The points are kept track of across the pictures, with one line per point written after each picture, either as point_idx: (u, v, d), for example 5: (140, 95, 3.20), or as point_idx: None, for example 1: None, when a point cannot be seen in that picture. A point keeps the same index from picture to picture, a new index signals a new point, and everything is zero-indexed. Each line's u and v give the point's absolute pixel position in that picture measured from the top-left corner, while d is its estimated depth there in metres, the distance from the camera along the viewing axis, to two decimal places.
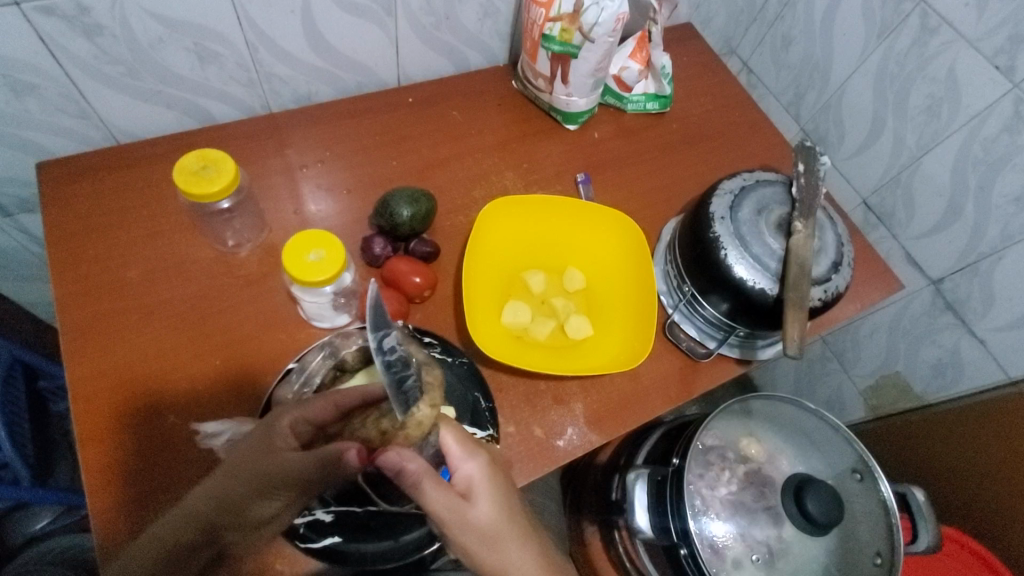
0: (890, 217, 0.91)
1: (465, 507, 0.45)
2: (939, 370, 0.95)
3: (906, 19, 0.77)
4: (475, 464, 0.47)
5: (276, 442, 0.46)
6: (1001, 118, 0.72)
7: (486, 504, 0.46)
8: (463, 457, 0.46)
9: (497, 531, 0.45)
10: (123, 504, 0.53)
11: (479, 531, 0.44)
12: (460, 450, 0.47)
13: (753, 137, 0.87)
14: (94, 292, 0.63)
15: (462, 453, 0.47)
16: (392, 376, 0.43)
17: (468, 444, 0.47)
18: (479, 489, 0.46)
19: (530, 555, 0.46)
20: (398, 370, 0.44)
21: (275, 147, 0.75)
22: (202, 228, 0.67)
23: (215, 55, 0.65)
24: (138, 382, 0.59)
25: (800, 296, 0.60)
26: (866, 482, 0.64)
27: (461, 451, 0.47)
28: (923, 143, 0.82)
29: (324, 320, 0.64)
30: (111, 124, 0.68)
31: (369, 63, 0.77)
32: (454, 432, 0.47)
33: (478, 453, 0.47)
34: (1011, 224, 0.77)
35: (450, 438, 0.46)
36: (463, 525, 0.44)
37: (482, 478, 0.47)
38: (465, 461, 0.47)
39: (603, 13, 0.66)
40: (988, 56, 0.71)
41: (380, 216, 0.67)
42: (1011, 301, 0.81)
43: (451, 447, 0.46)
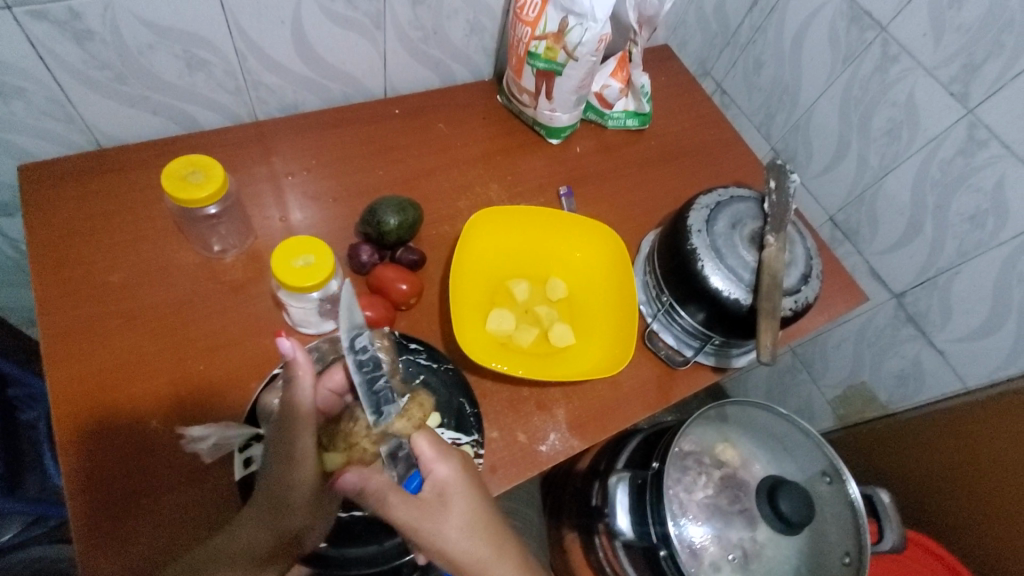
0: (855, 234, 0.96)
1: (441, 509, 0.47)
2: (902, 380, 0.99)
3: (868, 48, 0.82)
4: (447, 466, 0.49)
5: (296, 430, 0.48)
6: (956, 141, 0.77)
7: (462, 505, 0.48)
8: (435, 461, 0.48)
9: (473, 529, 0.47)
10: (106, 508, 0.53)
11: (454, 531, 0.47)
12: (432, 453, 0.49)
13: (728, 155, 0.91)
14: (74, 296, 0.62)
15: (434, 457, 0.49)
16: (363, 375, 0.50)
17: (439, 446, 0.49)
18: (452, 491, 0.48)
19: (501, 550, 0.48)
20: (370, 371, 0.51)
21: (261, 155, 0.75)
22: (188, 234, 0.67)
23: (204, 63, 0.66)
24: (121, 386, 0.59)
25: (772, 305, 0.63)
26: (834, 484, 0.66)
27: (434, 454, 0.49)
28: (885, 163, 0.87)
29: (308, 326, 0.64)
30: (96, 128, 0.67)
31: (357, 74, 0.78)
32: (426, 436, 0.49)
33: (450, 456, 0.49)
34: (966, 240, 0.81)
35: (421, 442, 0.49)
36: (435, 527, 0.47)
37: (455, 479, 0.49)
38: (438, 464, 0.49)
39: (587, 33, 0.69)
40: (944, 84, 0.76)
41: (367, 224, 0.68)
42: (967, 313, 0.85)
43: (423, 451, 0.49)
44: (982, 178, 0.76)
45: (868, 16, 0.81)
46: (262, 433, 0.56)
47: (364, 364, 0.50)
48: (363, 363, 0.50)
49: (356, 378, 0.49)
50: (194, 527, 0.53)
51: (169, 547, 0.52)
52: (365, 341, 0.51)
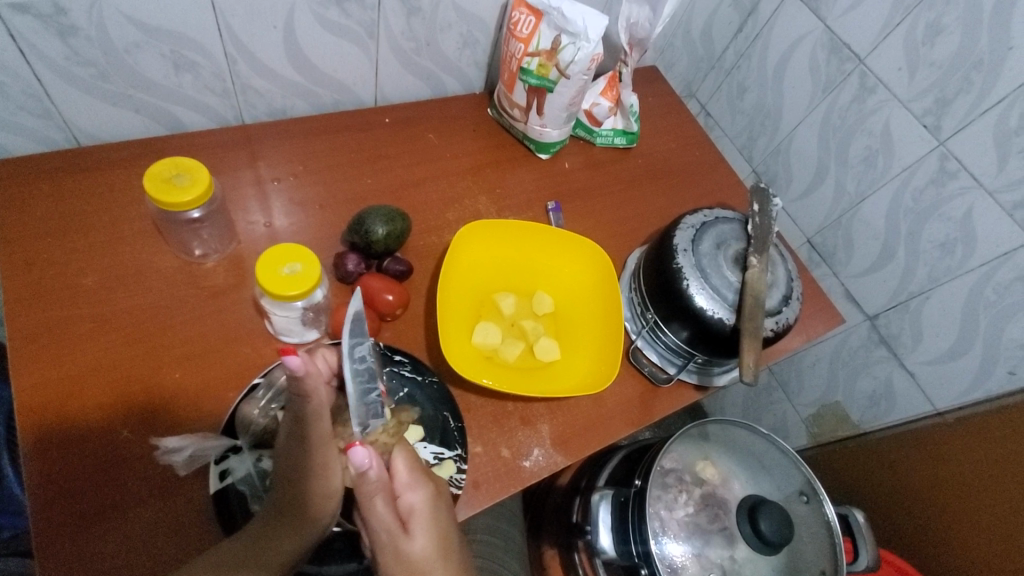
0: (831, 256, 0.99)
1: (400, 535, 0.45)
2: (874, 401, 1.01)
3: (847, 78, 0.85)
4: (419, 495, 0.47)
5: (313, 436, 0.49)
6: (928, 171, 0.80)
7: (422, 539, 0.46)
8: (409, 487, 0.47)
9: (429, 567, 0.45)
10: (70, 521, 0.50)
11: (406, 561, 0.45)
12: (407, 479, 0.47)
13: (712, 176, 0.93)
14: (45, 298, 0.60)
15: (409, 481, 0.47)
16: (357, 384, 0.51)
17: (415, 473, 0.47)
18: (416, 522, 0.46)
19: None
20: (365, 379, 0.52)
21: (246, 159, 0.74)
22: (168, 237, 0.66)
23: (191, 64, 0.64)
24: (93, 392, 0.56)
25: (755, 325, 0.64)
26: (811, 503, 0.67)
27: (409, 479, 0.47)
28: (861, 189, 0.90)
29: (291, 335, 0.63)
30: (75, 125, 0.65)
31: (348, 82, 0.78)
32: (404, 458, 0.47)
33: (426, 485, 0.47)
34: (937, 266, 0.84)
35: (399, 463, 0.47)
36: (393, 549, 0.45)
37: (424, 512, 0.46)
38: (409, 492, 0.47)
39: (579, 52, 0.70)
40: (918, 116, 0.79)
41: (355, 233, 0.67)
42: (937, 337, 0.88)
43: (399, 473, 0.47)
44: (951, 208, 0.79)
45: (847, 48, 0.84)
46: (240, 444, 0.55)
47: (359, 373, 0.51)
48: (360, 371, 0.52)
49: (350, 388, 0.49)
50: (164, 541, 0.51)
51: (137, 562, 0.50)
52: (363, 350, 0.52)
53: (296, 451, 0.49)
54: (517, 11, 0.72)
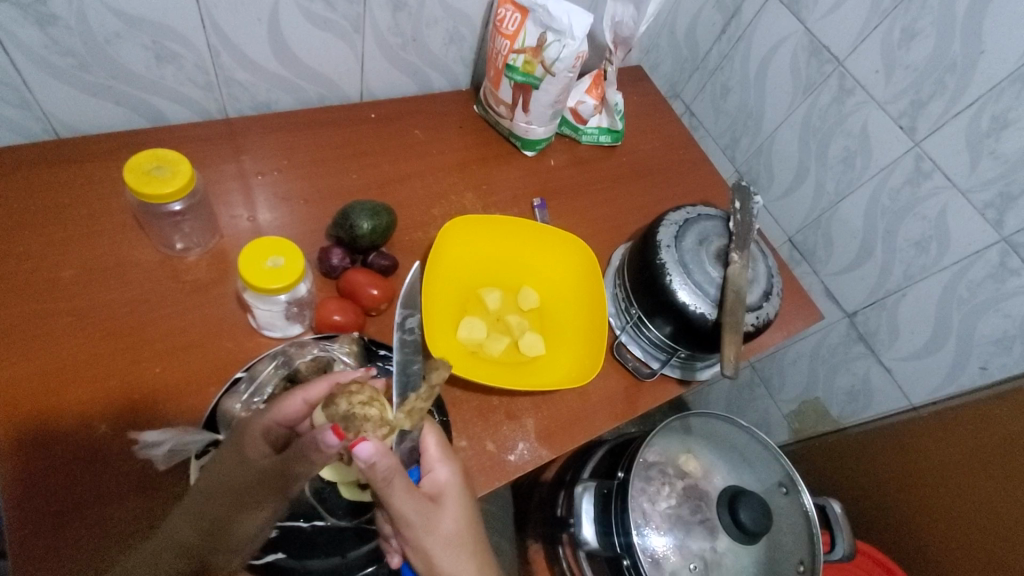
0: (811, 254, 1.01)
1: (435, 510, 0.47)
2: (853, 397, 1.04)
3: (827, 80, 0.87)
4: (448, 470, 0.50)
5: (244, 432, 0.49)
6: (904, 171, 0.82)
7: (456, 508, 0.49)
8: (441, 461, 0.50)
9: (461, 537, 0.48)
10: (46, 517, 0.50)
11: (442, 536, 0.46)
12: (438, 454, 0.51)
13: (695, 174, 0.94)
14: (21, 291, 0.59)
15: (439, 457, 0.51)
16: (403, 354, 0.55)
17: (444, 449, 0.51)
18: (448, 496, 0.49)
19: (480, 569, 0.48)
20: (409, 352, 0.56)
21: (229, 152, 0.73)
22: (149, 230, 0.65)
23: (174, 55, 0.64)
24: (71, 387, 0.56)
25: (735, 320, 0.65)
26: (790, 495, 0.68)
27: (441, 454, 0.51)
28: (840, 189, 0.92)
29: (274, 330, 0.63)
30: (54, 117, 0.64)
31: (333, 76, 0.77)
32: (434, 435, 0.51)
33: (453, 462, 0.51)
34: (912, 265, 0.86)
35: (430, 439, 0.51)
36: (429, 524, 0.46)
37: (453, 485, 0.50)
38: (439, 466, 0.50)
39: (565, 50, 0.71)
40: (895, 117, 0.81)
41: (339, 227, 0.67)
42: (912, 334, 0.90)
43: (430, 448, 0.51)
44: (926, 208, 0.81)
45: (827, 50, 0.86)
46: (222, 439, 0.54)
47: (406, 345, 0.56)
48: (407, 344, 0.56)
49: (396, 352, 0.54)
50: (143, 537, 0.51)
51: (115, 559, 0.49)
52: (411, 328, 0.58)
53: (232, 499, 0.45)
54: (503, 7, 0.72)
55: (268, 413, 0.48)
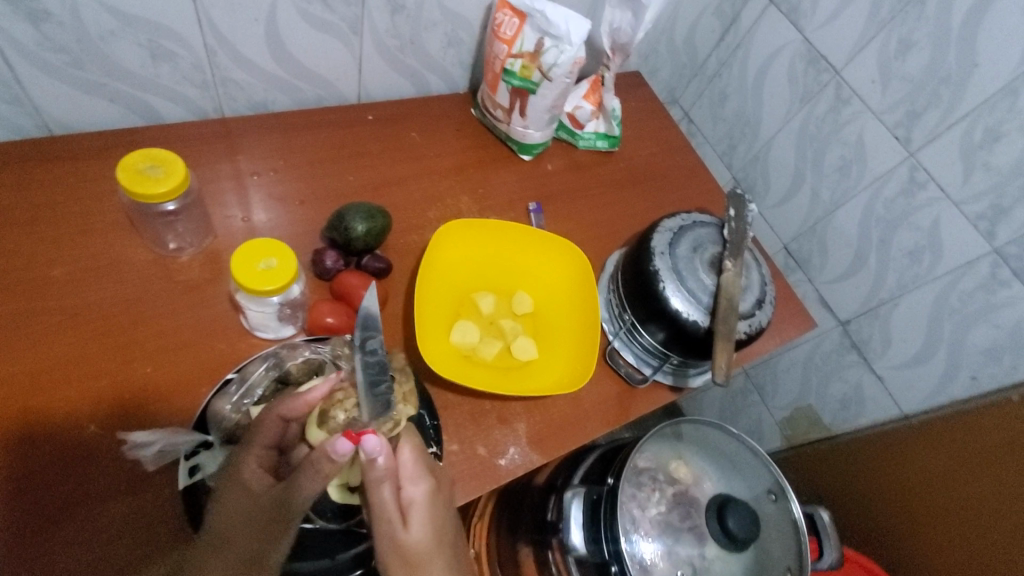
0: (806, 262, 1.01)
1: (395, 526, 0.46)
2: (845, 404, 1.04)
3: (824, 89, 0.88)
4: (421, 488, 0.48)
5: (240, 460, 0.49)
6: (899, 182, 0.83)
7: (419, 530, 0.47)
8: (412, 479, 0.48)
9: (420, 559, 0.46)
10: (29, 517, 0.49)
11: (397, 556, 0.46)
12: (411, 470, 0.48)
13: (691, 181, 0.94)
14: (10, 289, 0.59)
15: (413, 475, 0.48)
16: (366, 375, 0.50)
17: (419, 466, 0.48)
18: (415, 514, 0.47)
19: None
20: (375, 372, 0.51)
21: (225, 153, 0.73)
22: (141, 229, 0.65)
23: (170, 54, 0.64)
24: (59, 386, 0.55)
25: (727, 328, 0.66)
26: (779, 502, 0.69)
27: (414, 472, 0.48)
28: (835, 198, 0.92)
29: (267, 331, 0.62)
30: (47, 114, 0.64)
31: (331, 77, 0.77)
32: (411, 450, 0.48)
33: (428, 482, 0.48)
34: (905, 274, 0.87)
35: (406, 453, 0.48)
36: (387, 538, 0.46)
37: (422, 506, 0.47)
38: (412, 483, 0.48)
39: (562, 56, 0.71)
40: (890, 127, 0.81)
41: (334, 229, 0.67)
42: (905, 342, 0.90)
43: (404, 463, 0.48)
44: (920, 218, 0.82)
45: (824, 59, 0.86)
46: (211, 440, 0.54)
47: (370, 365, 0.51)
48: (369, 364, 0.51)
49: (357, 376, 0.50)
50: (130, 539, 0.51)
51: (100, 560, 0.49)
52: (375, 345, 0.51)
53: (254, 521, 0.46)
54: (501, 12, 0.72)
55: (252, 439, 0.50)
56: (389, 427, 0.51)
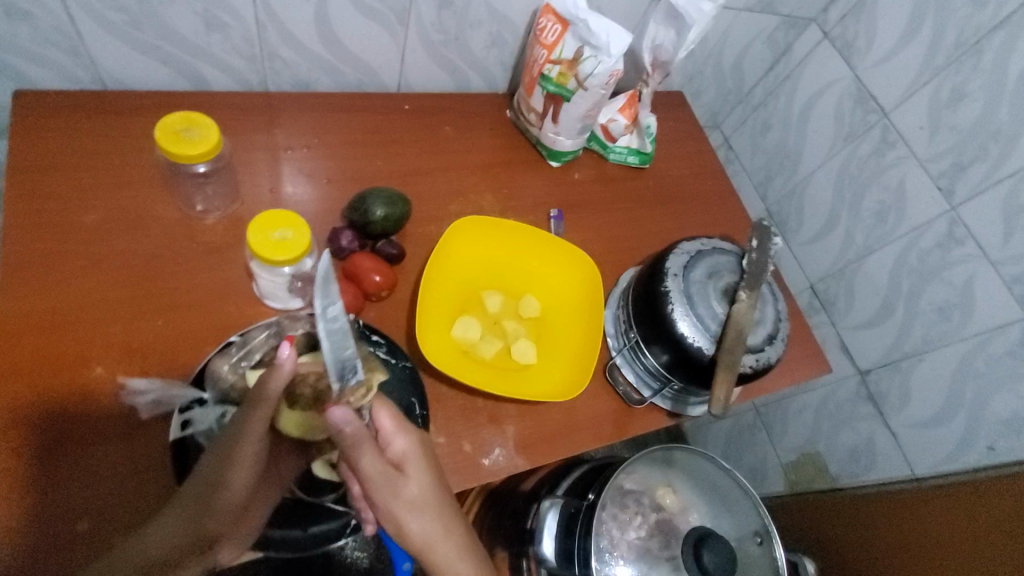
0: (831, 305, 0.98)
1: (394, 478, 0.48)
2: (854, 456, 1.00)
3: (870, 130, 0.85)
4: (405, 440, 0.50)
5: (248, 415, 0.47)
6: (936, 234, 0.80)
7: (416, 476, 0.49)
8: (395, 432, 0.49)
9: (426, 501, 0.48)
10: (27, 447, 0.52)
11: (407, 502, 0.48)
12: (392, 426, 0.50)
13: (721, 208, 0.92)
14: (43, 229, 0.62)
15: (394, 428, 0.50)
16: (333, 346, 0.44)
17: (399, 420, 0.50)
18: (409, 463, 0.49)
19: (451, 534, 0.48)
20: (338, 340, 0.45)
21: (263, 125, 0.75)
22: (174, 189, 0.68)
23: (222, 24, 0.66)
24: (74, 327, 0.58)
25: (732, 359, 0.64)
26: (764, 545, 0.67)
27: (395, 426, 0.49)
28: (869, 242, 0.89)
29: (276, 300, 0.64)
30: (102, 68, 0.67)
31: (374, 64, 0.79)
32: (388, 411, 0.50)
33: (409, 431, 0.50)
34: (933, 330, 0.83)
35: (383, 413, 0.49)
36: (393, 491, 0.48)
37: (411, 452, 0.50)
38: (397, 437, 0.50)
39: (600, 66, 0.71)
40: (934, 177, 0.79)
41: (354, 210, 0.68)
42: (923, 401, 0.87)
43: (384, 422, 0.49)
44: (954, 273, 0.79)
45: (873, 100, 0.84)
46: (205, 397, 0.55)
47: (335, 333, 0.44)
48: (333, 333, 0.44)
49: (324, 352, 0.43)
50: (118, 482, 0.53)
51: (86, 497, 0.51)
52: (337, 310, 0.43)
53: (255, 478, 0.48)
54: (545, 17, 0.73)
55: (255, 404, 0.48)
56: (360, 395, 0.49)
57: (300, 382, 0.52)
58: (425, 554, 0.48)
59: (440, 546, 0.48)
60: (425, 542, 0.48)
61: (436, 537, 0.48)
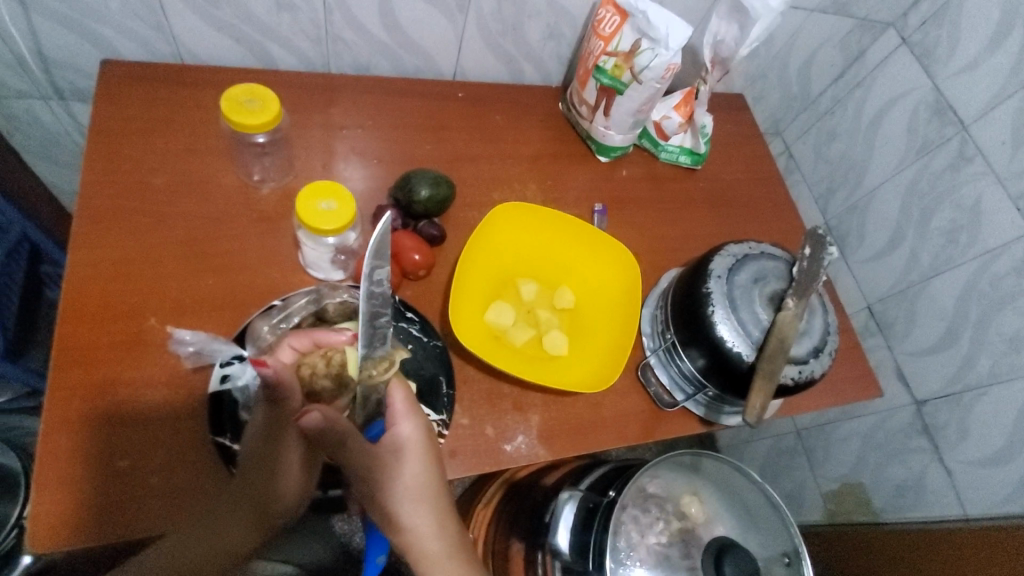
0: (889, 328, 0.92)
1: (393, 463, 0.50)
2: (902, 492, 0.94)
3: (945, 143, 0.80)
4: (411, 426, 0.51)
5: (285, 430, 0.50)
6: (1012, 258, 0.74)
7: (414, 465, 0.50)
8: (405, 416, 0.51)
9: (418, 493, 0.50)
10: (83, 386, 0.56)
11: (401, 491, 0.49)
12: (403, 409, 0.51)
13: (774, 216, 0.89)
14: (115, 187, 0.66)
15: (404, 412, 0.51)
16: (370, 310, 0.47)
17: (411, 404, 0.51)
18: (410, 448, 0.50)
19: (437, 532, 0.49)
20: (376, 306, 0.48)
21: (321, 103, 0.78)
22: (234, 159, 0.71)
23: (292, 6, 0.69)
24: (134, 279, 0.62)
25: (772, 368, 0.61)
26: (791, 567, 0.63)
27: (406, 410, 0.51)
28: (935, 264, 0.84)
29: (319, 270, 0.66)
30: (180, 42, 0.71)
31: (431, 51, 0.80)
32: (401, 391, 0.51)
33: (418, 417, 0.51)
34: (1001, 363, 0.77)
35: (397, 395, 0.51)
36: (388, 476, 0.49)
37: (416, 438, 0.51)
38: (404, 421, 0.51)
39: (656, 59, 0.69)
40: (1014, 197, 0.73)
41: (399, 190, 0.70)
42: (984, 438, 0.80)
43: (395, 403, 0.51)
44: None
45: (952, 111, 0.78)
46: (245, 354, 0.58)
47: (373, 298, 0.47)
48: (375, 297, 0.47)
49: (362, 316, 0.46)
50: (159, 426, 0.56)
51: (131, 436, 0.55)
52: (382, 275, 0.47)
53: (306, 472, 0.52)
54: (605, 9, 0.72)
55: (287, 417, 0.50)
56: (383, 368, 0.50)
57: (316, 377, 0.55)
58: (409, 547, 0.49)
59: (426, 540, 0.49)
60: (413, 534, 0.49)
61: (424, 531, 0.49)
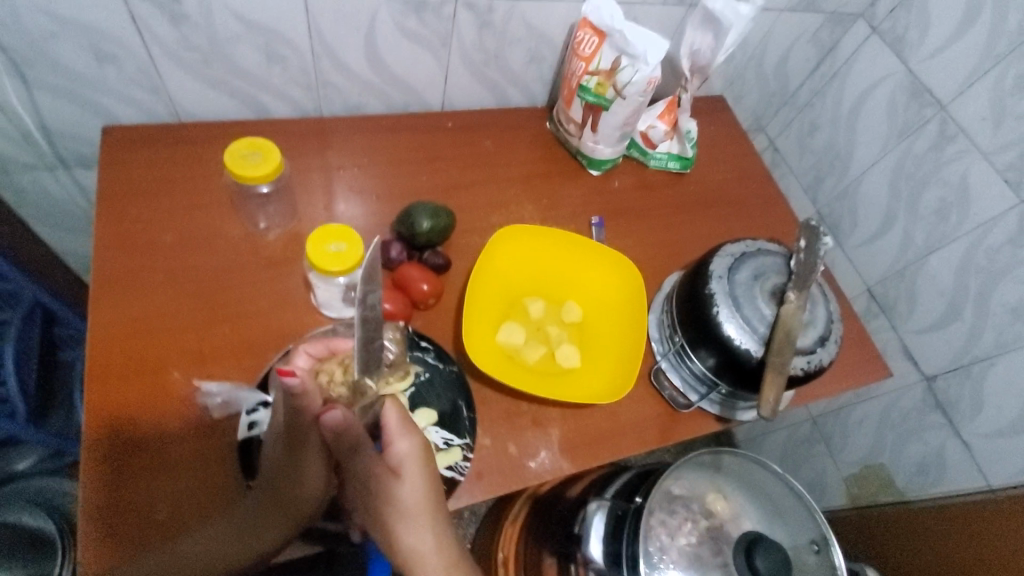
0: (891, 308, 0.94)
1: (391, 482, 0.50)
2: (922, 469, 0.95)
3: (926, 124, 0.82)
4: (407, 443, 0.51)
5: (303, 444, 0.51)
6: (1006, 230, 0.76)
7: (411, 484, 0.50)
8: (400, 435, 0.51)
9: (416, 511, 0.50)
10: (113, 442, 0.57)
11: (399, 509, 0.50)
12: (398, 427, 0.51)
13: (766, 211, 0.91)
14: (127, 248, 0.68)
15: (399, 431, 0.51)
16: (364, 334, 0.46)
17: (406, 423, 0.52)
18: (408, 466, 0.51)
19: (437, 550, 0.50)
20: (370, 329, 0.48)
21: (317, 147, 0.81)
22: (239, 209, 0.73)
23: (282, 57, 0.72)
24: (152, 334, 0.64)
25: (782, 361, 0.63)
26: (821, 554, 0.64)
27: (400, 428, 0.51)
28: (930, 242, 0.85)
29: (332, 310, 0.68)
30: (177, 103, 0.74)
31: (418, 86, 0.83)
32: (395, 409, 0.51)
33: (414, 434, 0.52)
34: (1006, 332, 0.79)
35: (389, 414, 0.51)
36: (387, 496, 0.50)
37: (413, 456, 0.51)
38: (399, 440, 0.51)
39: (637, 74, 0.72)
40: (1000, 170, 0.75)
41: (402, 223, 0.72)
42: (998, 408, 0.81)
43: (389, 422, 0.51)
44: None
45: (929, 93, 0.81)
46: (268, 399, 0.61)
47: (367, 321, 0.47)
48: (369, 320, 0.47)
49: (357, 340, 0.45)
50: (187, 467, 0.57)
51: (159, 475, 0.56)
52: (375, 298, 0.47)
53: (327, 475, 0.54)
54: (582, 31, 0.75)
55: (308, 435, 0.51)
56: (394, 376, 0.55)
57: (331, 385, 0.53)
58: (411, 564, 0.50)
59: (427, 558, 0.50)
60: (412, 552, 0.50)
61: (424, 549, 0.50)
